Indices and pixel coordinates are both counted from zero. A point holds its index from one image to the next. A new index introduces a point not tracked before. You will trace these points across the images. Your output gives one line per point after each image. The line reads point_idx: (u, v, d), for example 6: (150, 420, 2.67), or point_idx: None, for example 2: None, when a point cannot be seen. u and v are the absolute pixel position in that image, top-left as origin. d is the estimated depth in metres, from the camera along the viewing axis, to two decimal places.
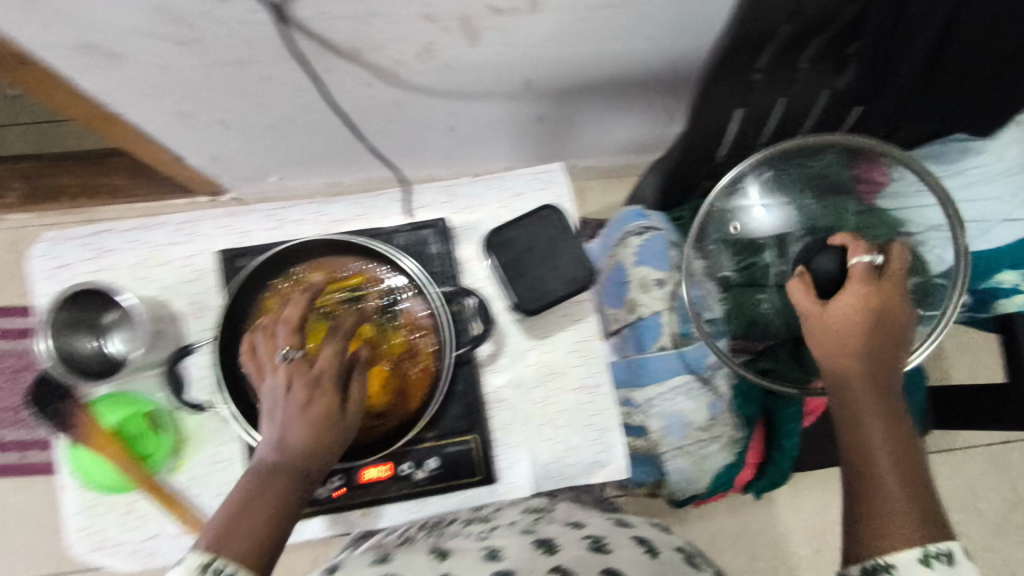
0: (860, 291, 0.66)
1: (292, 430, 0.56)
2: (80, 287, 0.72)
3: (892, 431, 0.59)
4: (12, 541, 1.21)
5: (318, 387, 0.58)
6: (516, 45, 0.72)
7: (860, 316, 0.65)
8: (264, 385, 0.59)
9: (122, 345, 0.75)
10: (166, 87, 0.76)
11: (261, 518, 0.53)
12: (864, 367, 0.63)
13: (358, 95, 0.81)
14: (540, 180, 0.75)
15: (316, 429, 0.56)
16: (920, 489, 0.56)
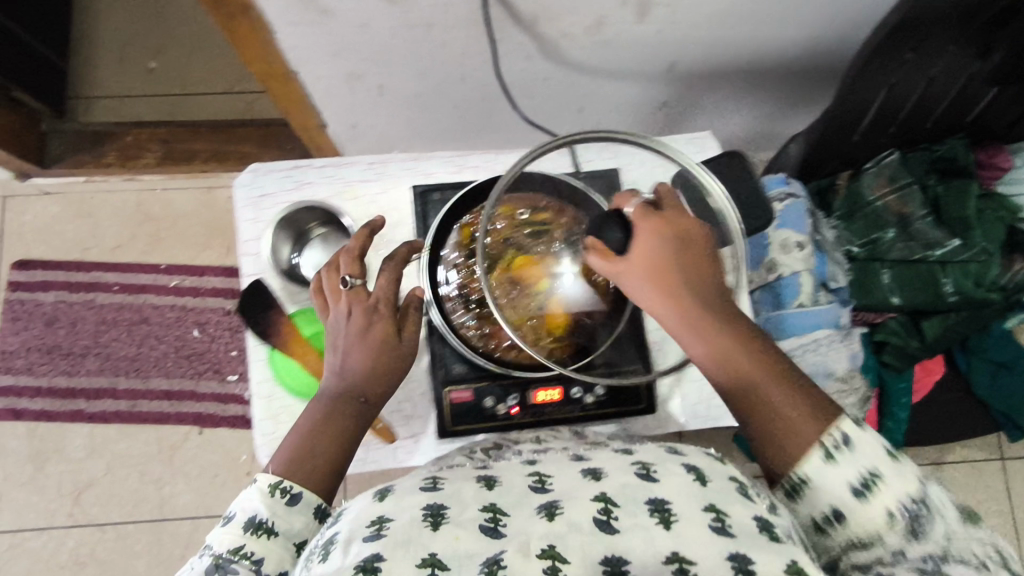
0: (653, 233, 0.56)
1: (354, 357, 0.63)
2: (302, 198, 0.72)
3: (740, 360, 0.56)
4: (121, 485, 1.26)
5: (377, 314, 0.65)
6: (678, 22, 0.80)
7: (665, 256, 0.56)
8: (332, 315, 0.66)
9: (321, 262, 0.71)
10: (351, 47, 0.83)
11: (327, 443, 0.60)
12: (701, 314, 0.56)
13: (513, 66, 0.89)
14: (695, 143, 0.80)
15: (376, 352, 0.64)
16: (771, 392, 0.56)
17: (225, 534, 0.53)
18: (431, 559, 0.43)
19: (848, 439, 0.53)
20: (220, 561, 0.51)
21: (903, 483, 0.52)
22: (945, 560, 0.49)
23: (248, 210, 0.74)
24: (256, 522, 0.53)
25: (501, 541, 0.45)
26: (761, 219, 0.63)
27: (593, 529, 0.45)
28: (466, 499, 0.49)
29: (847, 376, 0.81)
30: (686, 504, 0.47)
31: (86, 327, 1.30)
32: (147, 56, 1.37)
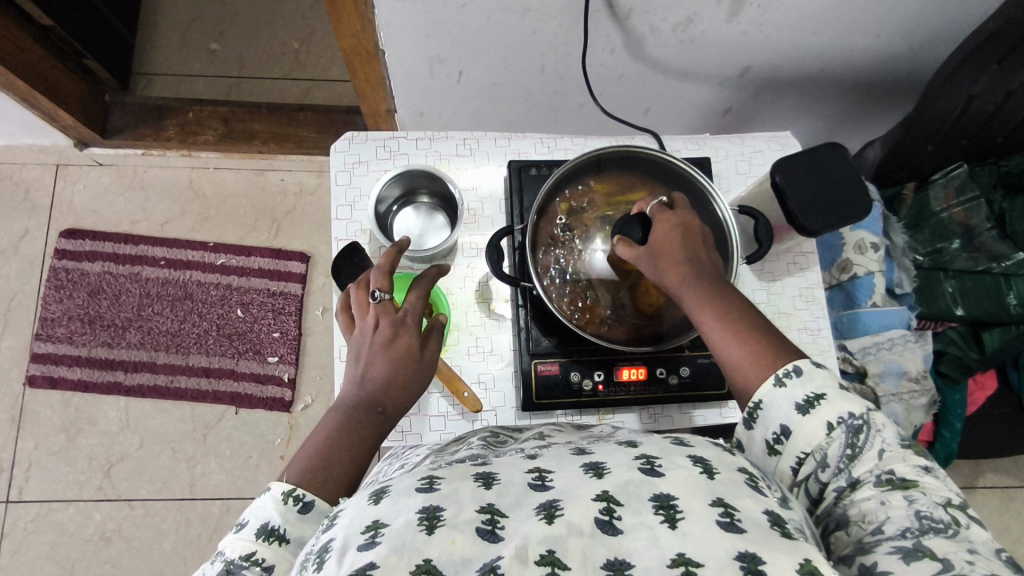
0: (669, 219, 0.58)
1: (378, 374, 0.55)
2: (435, 173, 0.70)
3: (738, 336, 0.54)
4: (152, 461, 1.23)
5: (402, 327, 0.57)
6: (764, 24, 0.83)
7: (677, 236, 0.57)
8: (358, 328, 0.58)
9: (419, 229, 0.74)
10: (444, 29, 0.85)
11: (342, 455, 0.52)
12: (696, 280, 0.56)
13: (594, 60, 0.91)
14: (776, 142, 0.82)
15: (396, 367, 0.56)
16: (762, 366, 0.52)
17: (237, 539, 0.45)
18: (426, 566, 0.33)
19: (799, 368, 0.51)
20: (231, 567, 0.43)
21: (846, 402, 0.49)
22: (924, 532, 0.41)
23: (343, 174, 0.75)
24: (269, 529, 0.45)
25: (499, 546, 0.34)
26: (858, 205, 0.65)
27: (593, 531, 0.35)
28: (461, 497, 0.37)
29: (919, 378, 0.83)
30: (694, 499, 0.36)
31: (130, 299, 1.30)
32: (209, 38, 1.39)
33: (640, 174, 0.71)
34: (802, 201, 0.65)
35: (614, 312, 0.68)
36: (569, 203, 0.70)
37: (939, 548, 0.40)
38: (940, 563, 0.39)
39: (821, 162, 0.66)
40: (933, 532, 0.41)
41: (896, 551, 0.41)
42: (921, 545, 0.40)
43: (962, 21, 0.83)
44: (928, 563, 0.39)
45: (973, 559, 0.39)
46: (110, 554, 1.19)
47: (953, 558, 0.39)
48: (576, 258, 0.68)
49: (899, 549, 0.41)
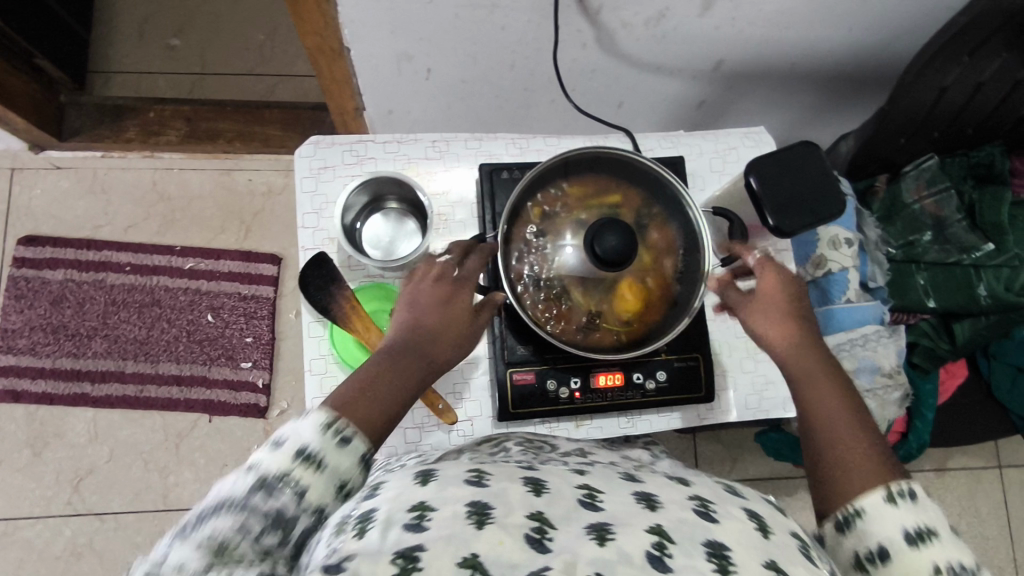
0: (784, 269, 0.61)
1: (432, 331, 0.57)
2: (405, 176, 0.68)
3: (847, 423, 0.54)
4: (123, 473, 1.20)
5: (460, 286, 0.60)
6: (735, 18, 0.82)
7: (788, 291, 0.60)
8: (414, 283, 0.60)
9: (386, 234, 0.72)
10: (410, 25, 0.82)
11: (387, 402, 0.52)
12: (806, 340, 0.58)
13: (566, 55, 0.89)
14: (750, 137, 0.81)
15: (445, 324, 0.58)
16: (871, 473, 0.51)
17: (273, 454, 0.44)
18: (473, 560, 0.33)
19: (913, 493, 0.50)
20: (265, 480, 0.43)
21: (958, 550, 0.47)
22: None
23: (309, 181, 0.72)
24: (307, 453, 0.44)
25: (547, 556, 0.34)
26: (832, 206, 0.64)
27: (643, 564, 0.34)
28: (512, 499, 0.37)
29: (893, 373, 0.83)
30: (749, 555, 0.36)
31: (94, 307, 1.26)
32: (168, 34, 1.34)
33: (611, 173, 0.69)
34: (774, 203, 0.64)
35: (589, 318, 0.66)
36: (543, 207, 0.68)
37: None
38: None
39: (792, 162, 0.65)
40: None
41: None
42: None
43: (931, 14, 0.83)
44: None
45: None
46: (82, 569, 1.16)
47: None
48: (550, 264, 0.66)
49: None
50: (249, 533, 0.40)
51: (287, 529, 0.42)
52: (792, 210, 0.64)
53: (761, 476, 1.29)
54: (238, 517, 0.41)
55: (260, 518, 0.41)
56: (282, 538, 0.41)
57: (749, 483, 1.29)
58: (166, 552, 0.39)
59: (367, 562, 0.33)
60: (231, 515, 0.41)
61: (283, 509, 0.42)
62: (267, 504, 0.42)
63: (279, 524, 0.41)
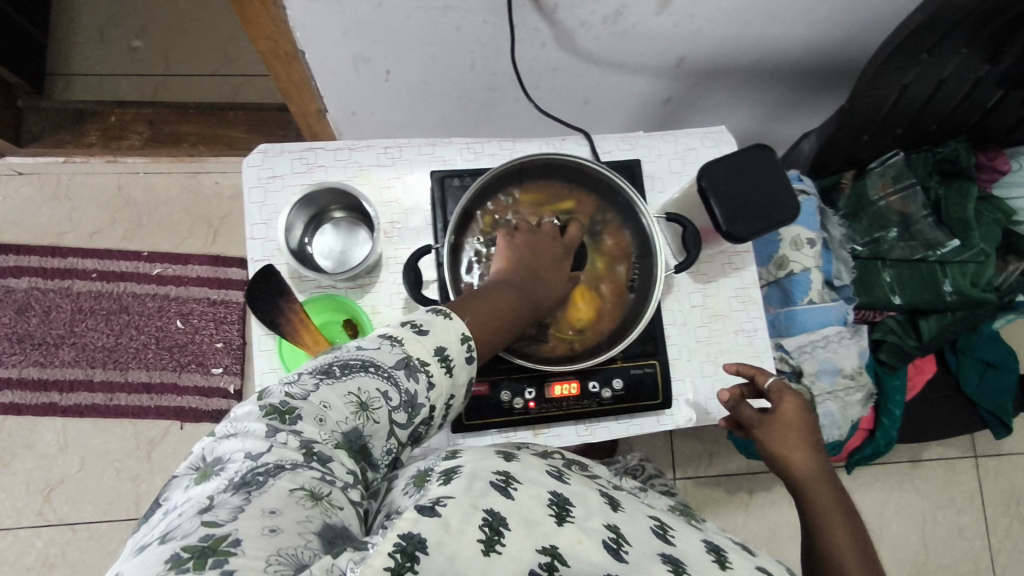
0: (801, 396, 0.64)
1: (546, 288, 0.62)
2: (348, 186, 0.67)
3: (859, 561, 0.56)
4: (95, 482, 1.19)
5: (553, 240, 0.65)
6: (694, 15, 0.80)
7: (803, 417, 0.63)
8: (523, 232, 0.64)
9: (335, 243, 0.71)
10: (362, 27, 0.80)
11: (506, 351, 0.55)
12: (820, 469, 0.61)
13: (525, 54, 0.88)
14: (710, 137, 0.80)
15: (545, 265, 0.62)
16: None
17: (416, 342, 0.47)
18: (552, 550, 0.36)
19: None
20: (410, 361, 0.46)
21: None
22: None
23: (257, 191, 0.71)
24: (443, 354, 0.48)
25: (623, 567, 0.37)
26: (788, 209, 0.64)
27: None
28: (594, 511, 0.41)
29: (855, 374, 0.83)
30: None
31: (61, 316, 1.24)
32: (130, 34, 1.32)
33: (563, 181, 0.68)
34: (726, 209, 0.63)
35: (540, 327, 0.66)
36: (494, 215, 0.67)
37: None
38: None
39: (744, 165, 0.65)
40: None
41: None
42: None
43: (892, 9, 0.82)
44: None
45: None
46: None
47: None
48: None
49: None
50: (388, 404, 0.43)
51: (411, 415, 0.45)
52: (743, 214, 0.63)
53: (738, 471, 1.29)
54: (384, 383, 0.44)
55: (398, 395, 0.44)
56: (407, 419, 0.45)
57: (725, 478, 1.29)
58: (311, 389, 0.42)
59: (459, 516, 0.35)
60: (378, 379, 0.44)
61: (416, 394, 0.45)
62: (407, 383, 0.45)
63: (409, 407, 0.45)
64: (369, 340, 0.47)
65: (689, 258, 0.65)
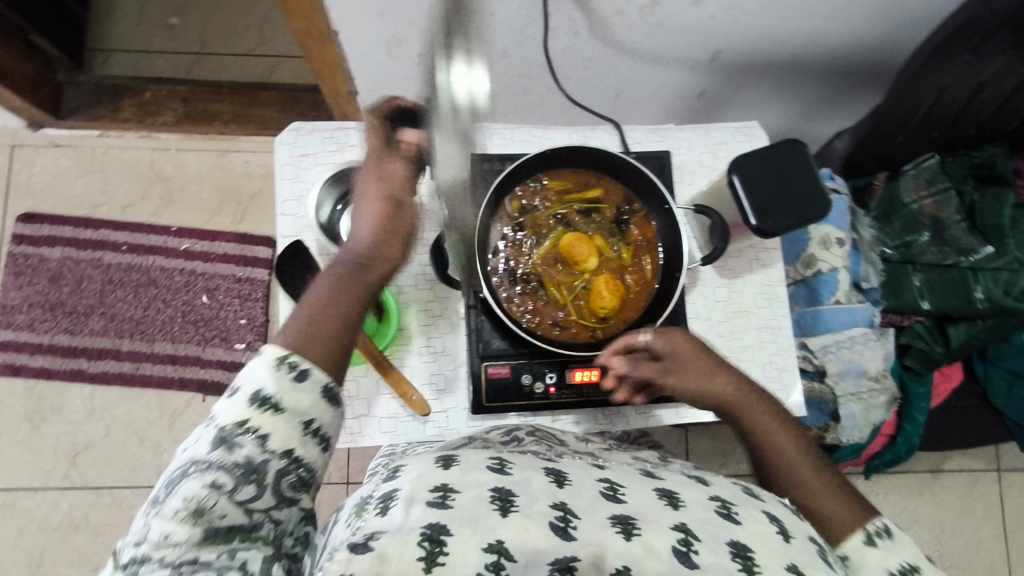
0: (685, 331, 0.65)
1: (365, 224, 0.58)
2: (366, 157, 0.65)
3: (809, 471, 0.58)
4: (119, 448, 1.22)
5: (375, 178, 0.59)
6: (731, 8, 0.79)
7: (693, 350, 0.64)
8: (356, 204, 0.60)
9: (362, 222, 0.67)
10: (398, 9, 0.81)
11: (333, 327, 0.54)
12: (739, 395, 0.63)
13: (558, 43, 0.87)
14: (742, 132, 0.79)
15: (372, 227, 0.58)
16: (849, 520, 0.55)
17: (229, 405, 0.47)
18: (498, 546, 0.38)
19: (888, 528, 0.53)
20: (223, 433, 0.46)
21: None
22: None
23: (289, 168, 0.72)
24: (262, 397, 0.47)
25: (573, 546, 0.39)
26: (818, 206, 0.63)
27: (670, 559, 0.39)
28: (535, 490, 0.42)
29: (880, 377, 0.82)
30: (771, 558, 0.41)
31: (92, 286, 1.27)
32: (168, 12, 1.34)
33: (595, 169, 0.67)
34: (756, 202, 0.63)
35: (563, 315, 0.67)
36: (522, 201, 0.67)
37: None
38: None
39: (776, 160, 0.64)
40: None
41: None
42: None
43: (936, 7, 0.80)
44: None
45: None
46: (79, 541, 1.19)
47: None
48: (526, 258, 0.67)
49: None
50: (222, 491, 0.44)
51: (259, 479, 0.45)
52: (773, 209, 0.62)
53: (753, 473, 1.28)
54: (206, 476, 0.44)
55: (228, 471, 0.45)
56: (257, 486, 0.45)
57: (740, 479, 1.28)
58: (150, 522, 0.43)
59: (394, 544, 0.38)
60: (198, 477, 0.44)
61: (250, 457, 0.45)
62: (234, 457, 0.45)
63: (252, 473, 0.45)
64: (192, 441, 0.47)
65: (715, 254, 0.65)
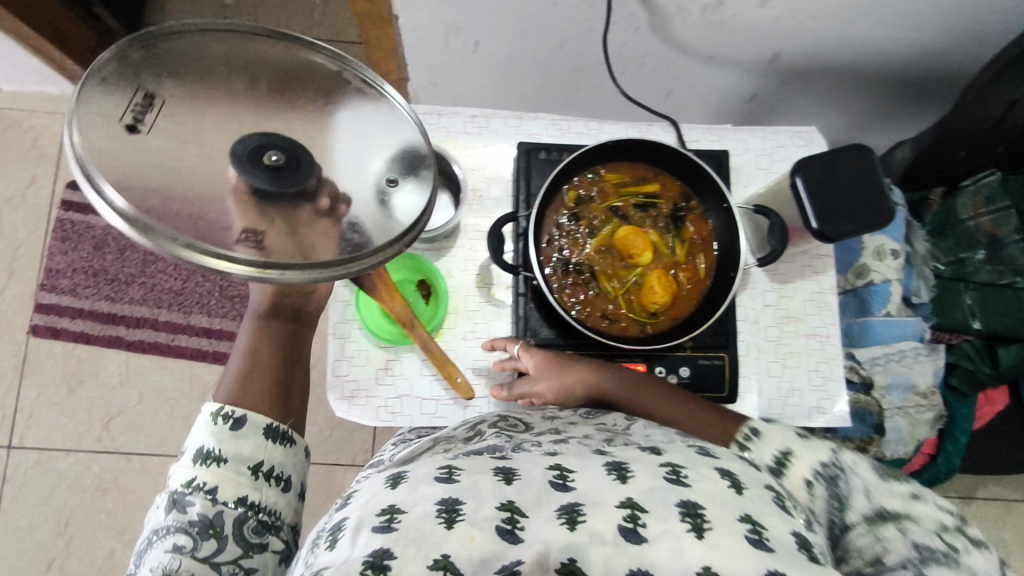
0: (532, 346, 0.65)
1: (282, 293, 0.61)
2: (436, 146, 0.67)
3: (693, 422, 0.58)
4: (151, 417, 1.24)
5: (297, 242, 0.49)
6: (796, 11, 0.78)
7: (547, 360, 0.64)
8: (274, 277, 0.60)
9: None
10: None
11: (268, 373, 0.58)
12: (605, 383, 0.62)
13: (616, 38, 0.87)
14: (800, 137, 0.78)
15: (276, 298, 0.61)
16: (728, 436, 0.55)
17: (178, 470, 0.51)
18: (444, 561, 0.37)
19: (756, 430, 0.55)
20: (175, 496, 0.50)
21: (811, 452, 0.53)
22: (924, 561, 0.48)
23: None
24: (204, 453, 0.51)
25: (520, 548, 0.38)
26: (881, 213, 0.61)
27: (616, 539, 0.38)
28: (481, 493, 0.40)
29: (928, 393, 0.81)
30: (721, 511, 0.40)
31: (134, 255, 1.29)
32: None
33: (653, 163, 0.67)
34: (815, 206, 0.62)
35: (612, 308, 0.67)
36: (578, 191, 0.67)
37: None
38: None
39: (839, 164, 0.63)
40: (931, 560, 0.48)
41: None
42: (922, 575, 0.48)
43: (1008, 20, 0.78)
44: None
45: None
46: (106, 504, 1.21)
47: None
48: (581, 249, 0.67)
49: None
50: (184, 552, 0.48)
51: (217, 532, 0.49)
52: (833, 214, 0.61)
53: None
54: (169, 542, 0.48)
55: (185, 532, 0.48)
56: (217, 539, 0.49)
57: None
58: None
59: None
60: (161, 543, 0.48)
61: (204, 514, 0.49)
62: (188, 517, 0.49)
63: (209, 528, 0.49)
64: (154, 513, 0.51)
65: (773, 253, 0.64)
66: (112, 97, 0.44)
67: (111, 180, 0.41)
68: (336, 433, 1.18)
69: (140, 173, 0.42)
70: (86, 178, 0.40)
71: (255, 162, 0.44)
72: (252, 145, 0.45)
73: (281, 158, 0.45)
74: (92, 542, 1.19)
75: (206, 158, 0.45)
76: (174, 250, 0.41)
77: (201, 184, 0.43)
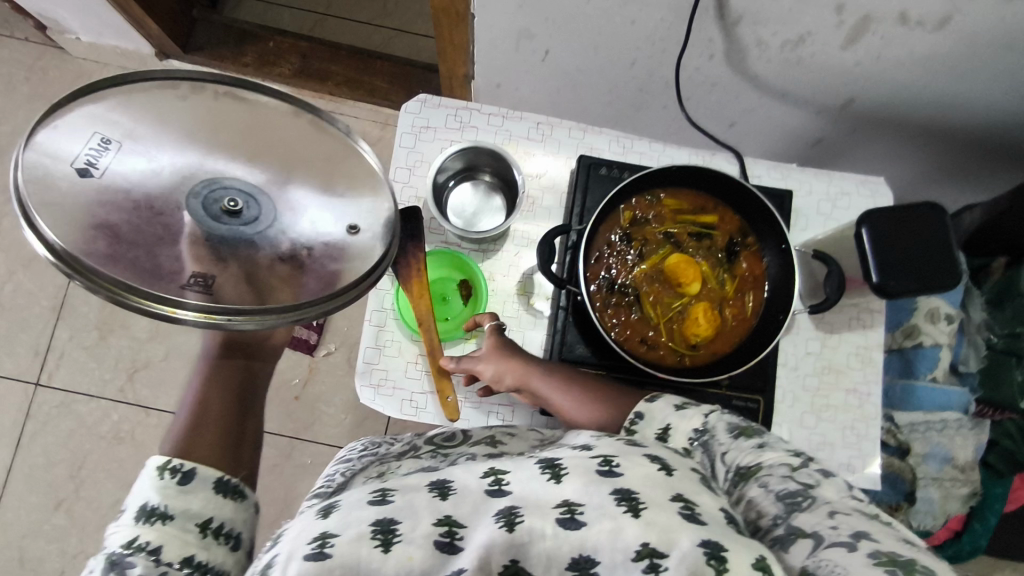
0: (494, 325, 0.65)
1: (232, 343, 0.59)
2: (504, 155, 0.68)
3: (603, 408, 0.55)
4: (174, 374, 1.27)
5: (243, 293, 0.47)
6: (880, 57, 0.76)
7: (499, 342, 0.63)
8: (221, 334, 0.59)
9: (473, 204, 0.73)
10: None
11: (217, 424, 0.54)
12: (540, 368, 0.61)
13: (688, 63, 0.85)
14: (867, 186, 0.76)
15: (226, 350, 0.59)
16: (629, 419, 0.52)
17: (118, 531, 0.46)
18: None
19: (642, 413, 0.50)
20: (113, 558, 0.44)
21: (685, 420, 0.48)
22: (792, 511, 0.39)
23: (409, 137, 0.73)
24: (148, 510, 0.46)
25: (460, 559, 0.34)
26: (944, 277, 0.59)
27: (555, 531, 0.34)
28: (416, 508, 0.36)
29: (965, 467, 0.79)
30: (655, 492, 0.36)
31: None
32: None
33: (715, 194, 0.66)
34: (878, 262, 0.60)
35: (652, 334, 0.65)
36: (633, 212, 0.66)
37: (808, 524, 0.37)
38: (812, 540, 0.36)
39: (909, 222, 0.61)
40: (797, 509, 0.39)
41: (774, 541, 0.38)
42: (793, 526, 0.38)
43: None
44: (803, 541, 0.36)
45: (838, 521, 0.37)
46: (120, 454, 1.23)
47: (822, 529, 0.36)
48: (629, 271, 0.66)
49: (774, 538, 0.38)
50: None
51: None
52: (893, 271, 0.59)
53: None
54: None
55: None
56: None
57: None
58: None
59: None
60: None
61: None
62: None
63: None
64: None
65: (827, 301, 0.63)
66: (74, 130, 0.42)
67: (53, 225, 0.39)
68: (351, 418, 1.18)
69: (84, 217, 0.40)
70: (25, 216, 0.39)
71: (210, 208, 0.42)
72: (211, 186, 0.43)
73: (240, 203, 0.43)
74: (101, 489, 1.22)
75: (159, 199, 0.42)
76: (110, 293, 0.39)
77: (150, 228, 0.41)
